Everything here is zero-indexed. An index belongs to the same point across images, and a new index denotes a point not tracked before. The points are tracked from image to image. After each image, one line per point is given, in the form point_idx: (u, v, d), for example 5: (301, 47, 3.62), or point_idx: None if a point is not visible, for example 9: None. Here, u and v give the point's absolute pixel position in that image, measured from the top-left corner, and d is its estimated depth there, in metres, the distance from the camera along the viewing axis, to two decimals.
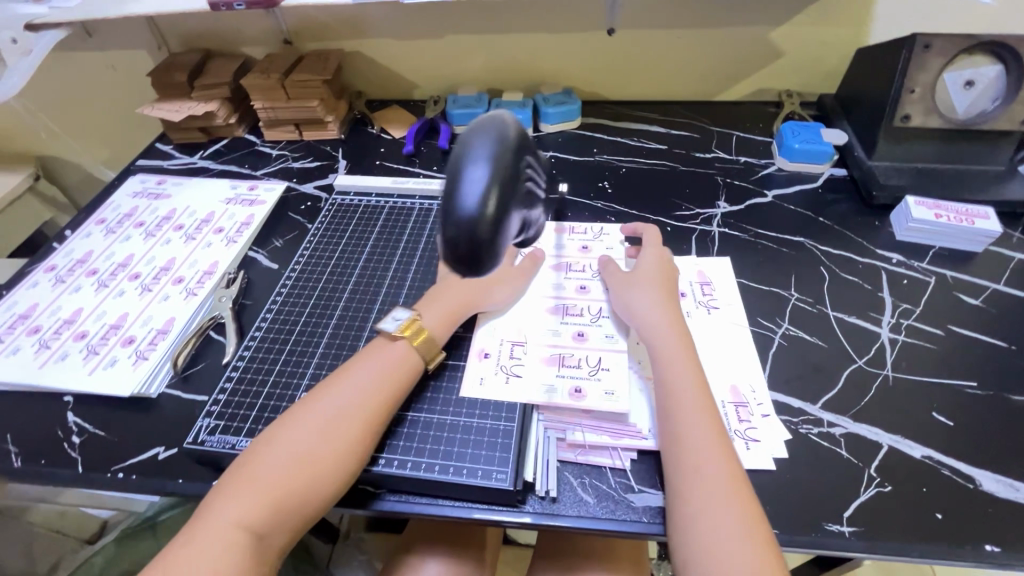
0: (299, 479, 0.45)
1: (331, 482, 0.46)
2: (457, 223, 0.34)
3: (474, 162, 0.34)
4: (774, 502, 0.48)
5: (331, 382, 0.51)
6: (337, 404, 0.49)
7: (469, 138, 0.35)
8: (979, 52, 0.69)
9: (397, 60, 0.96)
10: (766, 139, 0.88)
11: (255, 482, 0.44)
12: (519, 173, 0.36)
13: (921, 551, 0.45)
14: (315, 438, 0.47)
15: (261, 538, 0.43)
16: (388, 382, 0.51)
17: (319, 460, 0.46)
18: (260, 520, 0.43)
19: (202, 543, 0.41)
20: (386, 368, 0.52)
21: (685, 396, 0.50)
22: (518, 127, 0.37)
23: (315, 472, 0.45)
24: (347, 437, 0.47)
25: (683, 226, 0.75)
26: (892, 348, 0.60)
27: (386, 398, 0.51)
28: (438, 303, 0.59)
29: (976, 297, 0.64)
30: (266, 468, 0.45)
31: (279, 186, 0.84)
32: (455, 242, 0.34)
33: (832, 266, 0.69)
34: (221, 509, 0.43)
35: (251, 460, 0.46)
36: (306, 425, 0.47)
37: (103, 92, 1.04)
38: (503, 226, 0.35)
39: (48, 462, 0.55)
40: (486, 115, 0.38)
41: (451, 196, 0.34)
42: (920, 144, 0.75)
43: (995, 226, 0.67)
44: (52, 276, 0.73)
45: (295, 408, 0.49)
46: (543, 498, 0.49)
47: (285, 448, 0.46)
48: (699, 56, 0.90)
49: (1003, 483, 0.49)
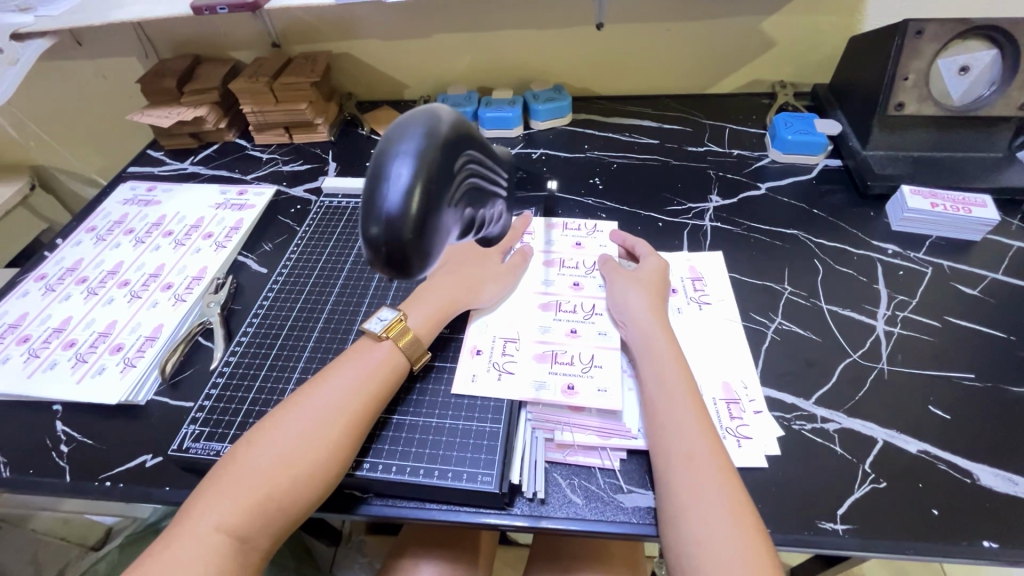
0: (283, 482, 0.44)
1: (315, 485, 0.45)
2: (379, 224, 0.33)
3: (396, 159, 0.33)
4: (766, 500, 0.47)
5: (313, 384, 0.50)
6: (321, 406, 0.48)
7: (394, 132, 0.34)
8: (973, 36, 0.68)
9: (386, 61, 0.96)
10: (759, 131, 0.87)
11: (238, 487, 0.44)
12: (451, 170, 0.35)
13: (917, 549, 0.44)
14: (296, 441, 0.46)
15: (246, 543, 0.42)
16: (373, 382, 0.51)
17: (303, 464, 0.45)
18: (243, 526, 0.42)
19: (184, 550, 0.41)
20: (370, 368, 0.52)
21: (670, 394, 0.49)
22: (452, 119, 0.35)
23: (297, 475, 0.45)
24: (332, 439, 0.47)
25: (675, 221, 0.74)
26: (888, 340, 0.58)
27: (371, 399, 0.50)
28: (428, 303, 0.58)
29: (974, 287, 0.63)
30: (248, 472, 0.44)
31: (269, 190, 0.84)
32: (376, 243, 0.33)
33: (827, 259, 0.67)
34: (204, 515, 0.42)
35: (233, 464, 0.45)
36: (288, 428, 0.47)
37: (95, 100, 1.04)
38: (429, 226, 0.33)
39: (36, 472, 0.55)
40: (422, 107, 0.36)
41: (373, 195, 0.33)
42: (916, 132, 0.74)
43: (993, 214, 0.66)
44: (42, 285, 0.73)
45: (277, 411, 0.49)
46: (531, 499, 0.49)
47: (267, 452, 0.45)
48: (690, 49, 0.89)
49: (1002, 478, 0.48)
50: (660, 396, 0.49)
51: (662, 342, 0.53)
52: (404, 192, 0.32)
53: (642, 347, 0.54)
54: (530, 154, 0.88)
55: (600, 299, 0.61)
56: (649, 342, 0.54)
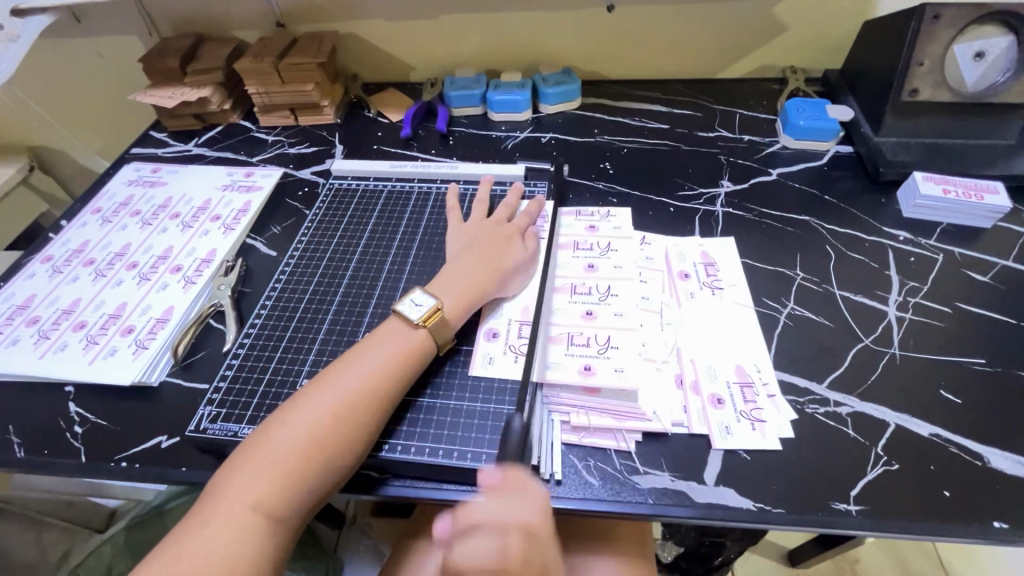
0: (315, 462, 0.45)
1: (341, 464, 0.45)
2: None
3: None
4: (782, 482, 0.48)
5: (342, 363, 0.51)
6: (350, 385, 0.48)
7: None
8: (989, 23, 0.67)
9: (393, 42, 0.95)
10: (770, 117, 0.87)
11: (271, 462, 0.44)
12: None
13: (928, 530, 0.45)
14: (327, 419, 0.46)
15: (276, 521, 0.43)
16: (401, 363, 0.51)
17: (335, 442, 0.45)
18: (275, 504, 0.43)
19: (217, 530, 0.41)
20: (399, 349, 0.52)
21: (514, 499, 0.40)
22: None
23: (329, 452, 0.45)
24: (358, 419, 0.47)
25: (687, 206, 0.74)
26: (899, 326, 0.59)
27: (398, 381, 0.50)
28: (454, 286, 0.57)
29: (984, 274, 0.63)
30: (280, 449, 0.44)
31: (276, 172, 0.83)
32: None
33: (838, 245, 0.68)
34: (237, 494, 0.43)
35: (265, 439, 0.45)
36: (321, 406, 0.47)
37: (94, 80, 1.02)
38: None
39: (51, 452, 0.55)
40: None
41: None
42: (929, 118, 0.73)
43: (1005, 201, 0.66)
44: (49, 267, 0.72)
45: (308, 388, 0.49)
46: (548, 480, 0.49)
47: (298, 429, 0.45)
48: (700, 32, 0.89)
49: (1012, 461, 0.48)
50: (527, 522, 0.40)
51: (537, 521, 0.40)
52: None
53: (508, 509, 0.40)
54: (539, 139, 0.87)
55: (615, 280, 0.62)
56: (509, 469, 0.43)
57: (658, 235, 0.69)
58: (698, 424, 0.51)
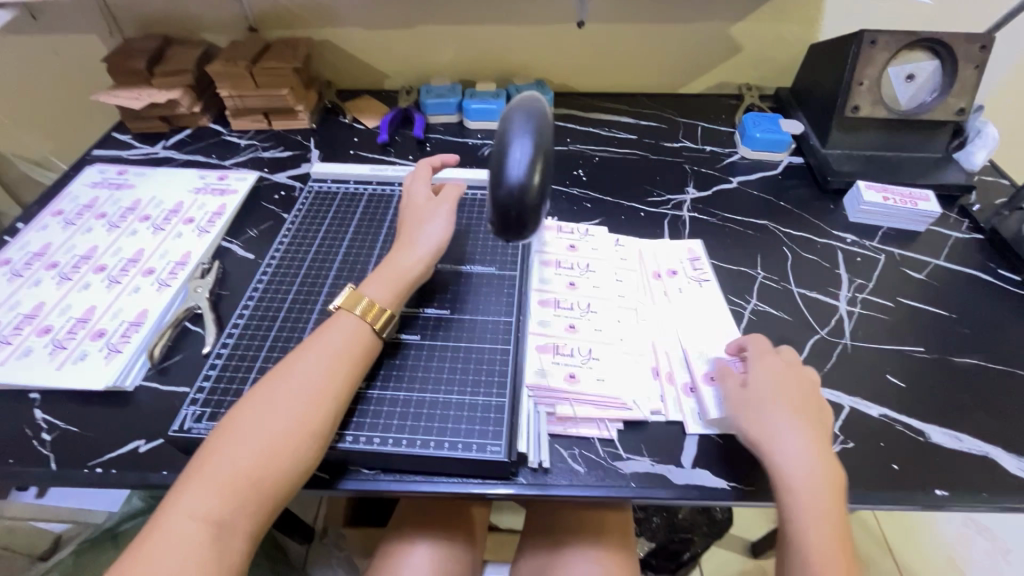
0: (265, 471, 0.45)
1: (291, 469, 0.45)
2: (507, 192, 0.47)
3: (517, 146, 0.48)
4: (752, 463, 0.52)
5: (286, 369, 0.50)
6: (295, 389, 0.48)
7: (512, 128, 0.49)
8: (917, 48, 0.76)
9: (369, 51, 0.96)
10: (729, 130, 0.93)
11: (219, 478, 0.43)
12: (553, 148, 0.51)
13: (880, 499, 0.50)
14: (275, 427, 0.46)
15: (231, 531, 0.42)
16: (344, 362, 0.51)
17: (283, 449, 0.46)
18: (226, 515, 0.42)
19: (169, 543, 0.41)
20: (340, 350, 0.52)
21: (793, 443, 0.47)
22: (545, 111, 0.51)
23: (280, 459, 0.45)
24: (802, 401, 0.50)
25: (656, 211, 0.78)
26: (849, 319, 0.65)
27: (347, 378, 0.51)
28: (386, 274, 0.58)
29: (920, 272, 0.70)
30: (227, 463, 0.44)
31: (251, 175, 0.82)
32: (507, 209, 0.47)
33: (794, 247, 0.73)
34: (184, 510, 0.42)
35: (211, 456, 0.45)
36: (266, 418, 0.46)
37: (47, 80, 0.99)
38: (541, 195, 0.48)
39: (15, 461, 0.52)
40: (522, 101, 0.52)
41: (501, 169, 0.48)
42: (869, 133, 0.81)
43: (936, 207, 0.73)
44: (7, 271, 0.69)
45: (251, 397, 0.48)
46: (536, 470, 0.52)
47: (245, 443, 0.45)
48: (663, 49, 0.94)
49: (949, 436, 0.54)
50: (799, 466, 0.46)
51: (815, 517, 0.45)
52: (526, 168, 0.47)
53: (778, 429, 0.48)
54: None
55: (596, 297, 0.64)
56: (750, 399, 0.51)
57: (631, 238, 0.73)
58: (673, 411, 0.55)
